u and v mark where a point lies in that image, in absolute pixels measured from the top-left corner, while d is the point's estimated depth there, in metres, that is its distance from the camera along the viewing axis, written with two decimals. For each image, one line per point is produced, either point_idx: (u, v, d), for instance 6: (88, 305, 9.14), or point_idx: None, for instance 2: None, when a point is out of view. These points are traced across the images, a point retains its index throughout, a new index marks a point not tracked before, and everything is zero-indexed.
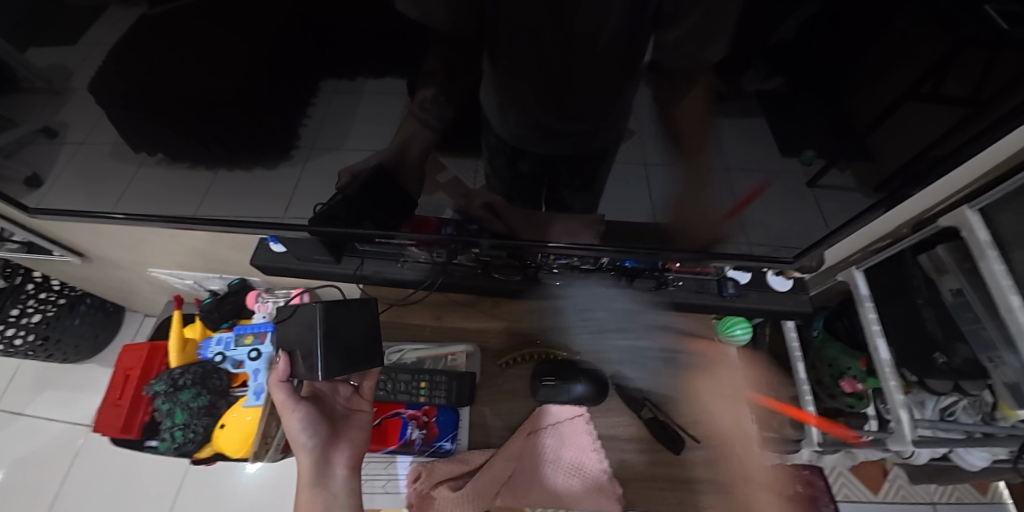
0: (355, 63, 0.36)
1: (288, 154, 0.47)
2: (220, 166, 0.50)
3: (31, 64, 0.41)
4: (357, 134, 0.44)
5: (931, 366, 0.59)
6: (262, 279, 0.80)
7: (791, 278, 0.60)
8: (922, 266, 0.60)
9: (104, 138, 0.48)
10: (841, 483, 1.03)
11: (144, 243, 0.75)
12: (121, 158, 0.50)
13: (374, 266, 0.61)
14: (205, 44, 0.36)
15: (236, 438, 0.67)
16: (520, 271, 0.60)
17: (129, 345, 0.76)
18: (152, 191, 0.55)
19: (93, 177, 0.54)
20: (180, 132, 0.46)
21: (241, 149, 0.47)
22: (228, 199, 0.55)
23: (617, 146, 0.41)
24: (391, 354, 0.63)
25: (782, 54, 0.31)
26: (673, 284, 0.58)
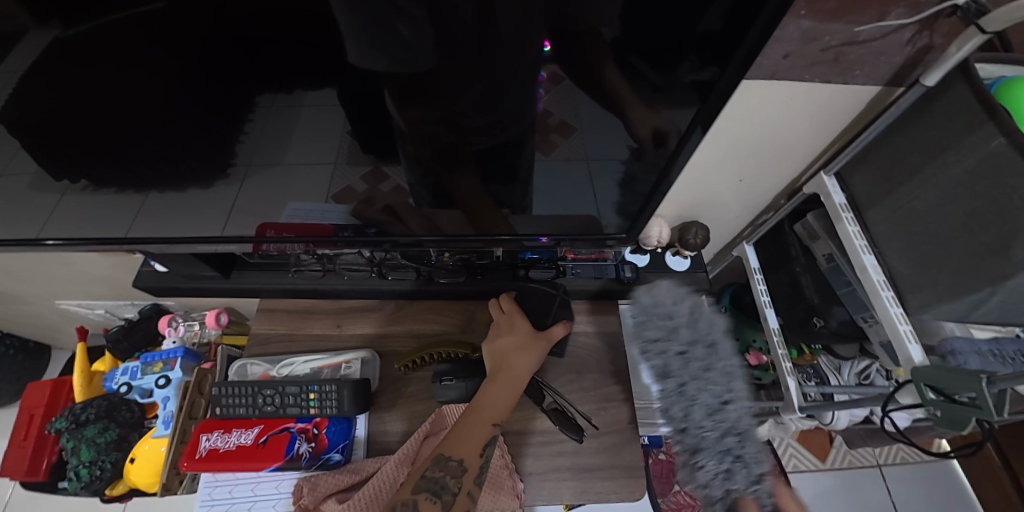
0: (289, 76, 0.35)
1: (224, 173, 0.46)
2: (150, 189, 0.48)
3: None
4: (299, 146, 0.43)
5: (813, 329, 0.65)
6: (178, 304, 0.79)
7: (688, 259, 0.65)
8: (797, 234, 0.67)
9: (21, 169, 0.45)
10: (789, 454, 1.06)
11: (53, 275, 0.71)
12: (41, 189, 0.48)
13: (269, 278, 0.61)
14: (122, 63, 0.34)
15: (145, 471, 0.65)
16: (419, 269, 0.61)
17: (34, 383, 0.74)
18: (77, 217, 0.52)
19: (13, 210, 0.51)
20: (99, 152, 0.43)
21: (171, 170, 0.45)
22: (162, 220, 0.53)
23: (536, 132, 0.41)
24: (282, 368, 0.58)
25: (714, 46, 0.32)
26: (571, 272, 0.62)
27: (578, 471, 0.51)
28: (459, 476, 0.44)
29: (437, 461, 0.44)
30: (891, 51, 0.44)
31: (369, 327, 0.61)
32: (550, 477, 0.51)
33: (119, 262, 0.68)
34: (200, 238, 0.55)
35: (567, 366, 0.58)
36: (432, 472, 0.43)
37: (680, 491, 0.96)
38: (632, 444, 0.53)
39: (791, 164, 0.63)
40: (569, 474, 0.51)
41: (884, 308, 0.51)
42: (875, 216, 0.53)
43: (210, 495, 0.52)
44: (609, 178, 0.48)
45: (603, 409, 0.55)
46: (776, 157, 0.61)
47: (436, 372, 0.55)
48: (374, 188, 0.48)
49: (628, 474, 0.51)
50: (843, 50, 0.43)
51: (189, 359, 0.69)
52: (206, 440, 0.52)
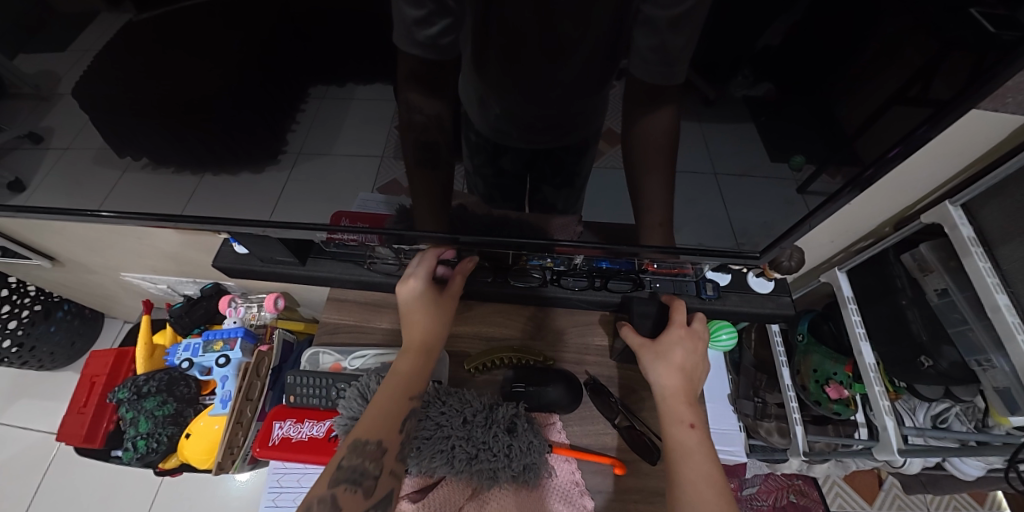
0: (341, 69, 0.36)
1: (275, 159, 0.45)
2: (206, 170, 0.49)
3: (18, 69, 0.41)
4: (346, 141, 0.42)
5: (919, 369, 0.60)
6: (236, 285, 0.80)
7: (772, 281, 0.61)
8: (906, 265, 0.62)
9: (89, 144, 0.47)
10: (835, 493, 1.02)
11: (116, 248, 0.75)
12: (105, 164, 0.50)
13: (344, 268, 0.61)
14: (195, 45, 0.35)
15: (200, 448, 0.68)
16: (496, 271, 0.60)
17: (98, 350, 0.77)
18: (136, 195, 0.54)
19: (77, 183, 0.53)
20: (161, 133, 0.45)
21: (226, 153, 0.46)
22: (215, 204, 0.54)
23: (598, 139, 0.40)
24: (353, 360, 0.60)
25: (770, 61, 0.31)
26: (650, 285, 0.60)
27: (644, 492, 0.52)
28: (378, 459, 0.45)
29: (355, 448, 0.45)
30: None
31: None
32: (616, 494, 0.52)
33: (186, 240, 0.69)
34: (282, 223, 0.54)
35: (638, 382, 0.59)
36: (349, 460, 0.44)
37: None
38: None
39: (909, 195, 0.57)
40: (634, 494, 0.52)
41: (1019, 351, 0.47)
42: (1008, 253, 0.50)
43: (278, 481, 0.56)
44: (675, 200, 0.45)
45: None
46: (895, 188, 0.55)
47: (509, 380, 0.57)
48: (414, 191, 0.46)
49: None
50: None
51: (248, 340, 0.70)
52: (280, 427, 0.56)
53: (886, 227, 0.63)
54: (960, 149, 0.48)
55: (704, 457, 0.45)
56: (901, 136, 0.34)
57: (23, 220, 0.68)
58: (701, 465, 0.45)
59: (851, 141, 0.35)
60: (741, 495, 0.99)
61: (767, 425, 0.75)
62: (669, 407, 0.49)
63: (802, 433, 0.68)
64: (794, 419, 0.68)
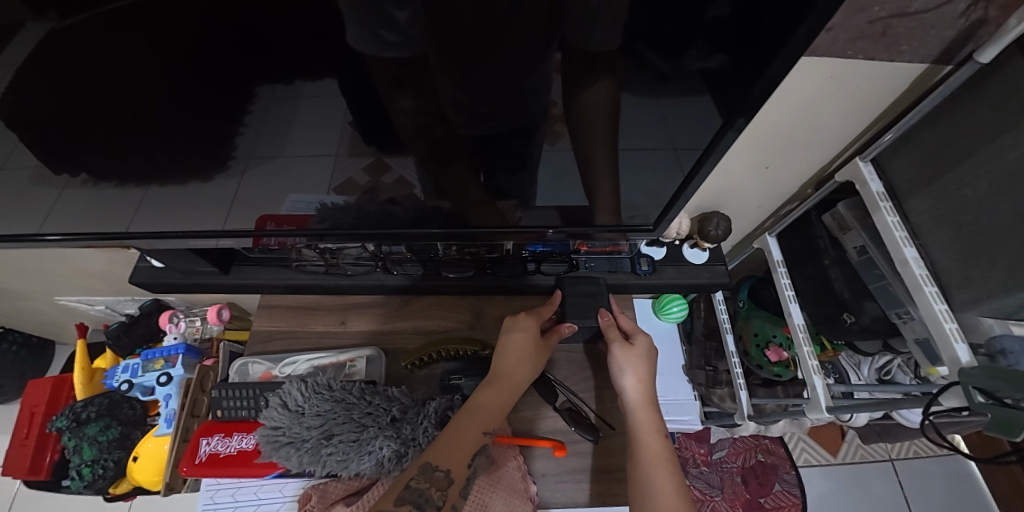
0: (291, 67, 0.34)
1: (224, 165, 0.44)
2: (150, 182, 0.47)
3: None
4: (297, 139, 0.41)
5: (842, 326, 0.62)
6: (178, 300, 0.79)
7: (705, 251, 0.63)
8: (827, 225, 0.63)
9: (19, 164, 0.44)
10: (800, 448, 1.07)
11: (49, 272, 0.71)
12: (43, 183, 0.47)
13: (268, 273, 0.61)
14: (114, 58, 0.33)
15: (150, 469, 0.66)
16: (425, 263, 0.60)
17: (36, 380, 0.74)
18: (76, 214, 0.52)
19: (15, 206, 0.50)
20: (99, 151, 0.43)
21: (168, 164, 0.44)
22: (163, 217, 0.52)
23: (549, 120, 0.39)
24: (283, 367, 0.59)
25: (722, 32, 0.30)
26: (584, 266, 0.61)
27: (588, 472, 0.54)
28: (444, 488, 0.42)
29: (424, 470, 0.42)
30: (942, 25, 0.38)
31: (370, 325, 0.63)
32: (562, 477, 0.54)
33: (112, 258, 0.67)
34: (196, 233, 0.54)
35: (578, 364, 0.61)
36: (418, 483, 0.41)
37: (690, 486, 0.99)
38: None
39: (827, 153, 0.58)
40: (581, 474, 0.54)
41: (926, 305, 0.47)
42: (915, 206, 0.51)
43: (211, 499, 0.54)
44: (618, 170, 0.46)
45: (615, 410, 0.58)
46: (813, 149, 0.57)
47: (446, 371, 0.57)
48: (374, 184, 0.47)
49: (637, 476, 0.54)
50: (891, 22, 0.38)
51: (191, 356, 0.70)
52: (206, 444, 0.53)
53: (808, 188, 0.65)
54: (864, 108, 0.50)
55: (666, 465, 0.46)
56: None
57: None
58: (665, 473, 0.45)
59: None
60: (710, 459, 1.03)
61: (720, 391, 0.76)
62: (640, 416, 0.50)
63: (747, 397, 0.68)
64: (740, 384, 0.69)
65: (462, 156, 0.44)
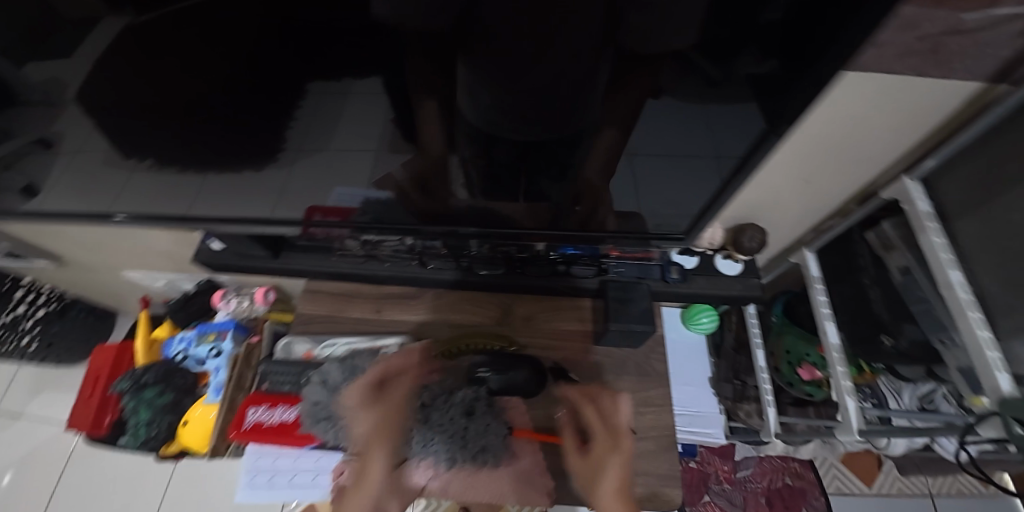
0: (337, 66, 0.35)
1: (274, 157, 0.48)
2: (209, 169, 0.51)
3: (21, 77, 0.40)
4: (344, 134, 0.43)
5: (878, 348, 0.58)
6: (228, 279, 0.84)
7: (738, 263, 0.63)
8: (869, 243, 0.61)
9: (96, 147, 0.49)
10: (832, 475, 1.01)
11: (116, 247, 0.78)
12: (113, 165, 0.52)
13: (311, 261, 0.65)
14: (179, 54, 0.35)
15: (199, 434, 0.70)
16: (457, 258, 0.63)
17: (101, 348, 0.82)
18: (142, 197, 0.57)
19: (93, 183, 0.55)
20: (166, 138, 0.46)
21: (229, 154, 0.48)
22: (218, 202, 0.57)
23: (594, 129, 0.40)
24: (323, 349, 0.61)
25: (779, 36, 0.29)
26: (614, 270, 0.61)
27: None
28: None
29: None
30: (998, 44, 0.36)
31: (404, 314, 0.63)
32: (583, 475, 0.52)
33: (176, 238, 0.72)
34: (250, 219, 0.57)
35: (607, 366, 0.59)
36: None
37: (710, 502, 0.97)
38: (671, 452, 0.53)
39: (869, 170, 0.55)
40: None
41: (970, 331, 0.44)
42: (964, 228, 0.48)
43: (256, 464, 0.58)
44: (665, 173, 0.46)
45: (644, 413, 0.56)
46: (856, 164, 0.54)
47: (474, 364, 0.55)
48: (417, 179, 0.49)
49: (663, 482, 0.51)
50: (943, 40, 0.35)
51: (238, 332, 0.78)
52: (253, 412, 0.57)
53: (853, 202, 0.62)
54: (912, 124, 0.47)
55: None
56: None
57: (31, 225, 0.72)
58: None
59: None
60: (734, 478, 1.00)
61: (748, 407, 0.74)
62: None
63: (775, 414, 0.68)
64: (768, 401, 0.69)
65: (506, 161, 0.45)
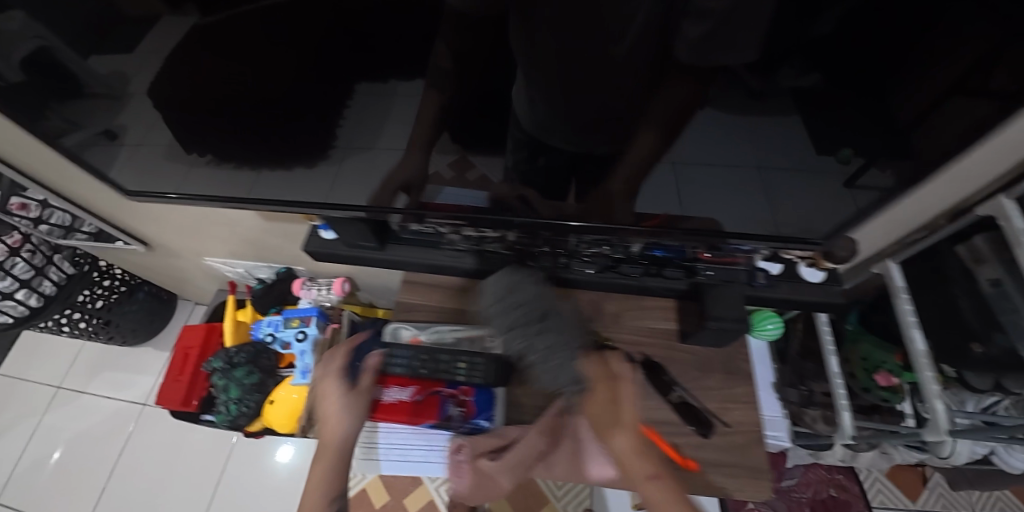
0: (388, 64, 0.38)
1: (325, 154, 0.49)
2: (264, 165, 0.53)
3: (94, 71, 0.46)
4: (390, 133, 0.45)
5: (968, 357, 0.56)
6: (305, 269, 0.88)
7: (824, 271, 0.59)
8: (959, 256, 0.57)
9: (159, 140, 0.54)
10: (875, 488, 1.00)
11: (201, 232, 0.82)
12: (173, 158, 0.56)
13: (413, 253, 0.64)
14: (246, 50, 0.39)
15: (283, 414, 0.74)
16: (557, 255, 0.60)
17: (189, 325, 0.85)
18: (201, 191, 0.60)
19: (158, 172, 0.59)
20: (227, 136, 0.50)
21: (285, 151, 0.50)
22: (267, 199, 0.58)
23: (637, 141, 0.40)
24: (431, 334, 0.62)
25: (821, 50, 0.30)
26: (703, 273, 0.59)
27: (701, 463, 0.53)
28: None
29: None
30: None
31: None
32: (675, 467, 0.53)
33: (276, 228, 0.76)
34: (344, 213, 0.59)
35: (692, 364, 0.59)
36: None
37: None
38: (758, 446, 0.54)
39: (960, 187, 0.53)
40: (692, 466, 0.53)
41: None
42: None
43: (368, 439, 0.58)
44: (762, 195, 0.46)
45: (734, 408, 0.57)
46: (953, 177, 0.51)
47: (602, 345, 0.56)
48: (456, 180, 0.49)
49: (750, 475, 0.53)
50: None
51: (321, 319, 0.77)
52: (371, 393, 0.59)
53: (942, 218, 0.59)
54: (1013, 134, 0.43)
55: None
56: (955, 126, 0.34)
57: (125, 200, 0.74)
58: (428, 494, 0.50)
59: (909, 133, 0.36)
60: (779, 486, 0.96)
61: (813, 412, 0.71)
62: (629, 466, 0.44)
63: (851, 419, 0.66)
64: (843, 405, 0.67)
65: (547, 166, 0.46)
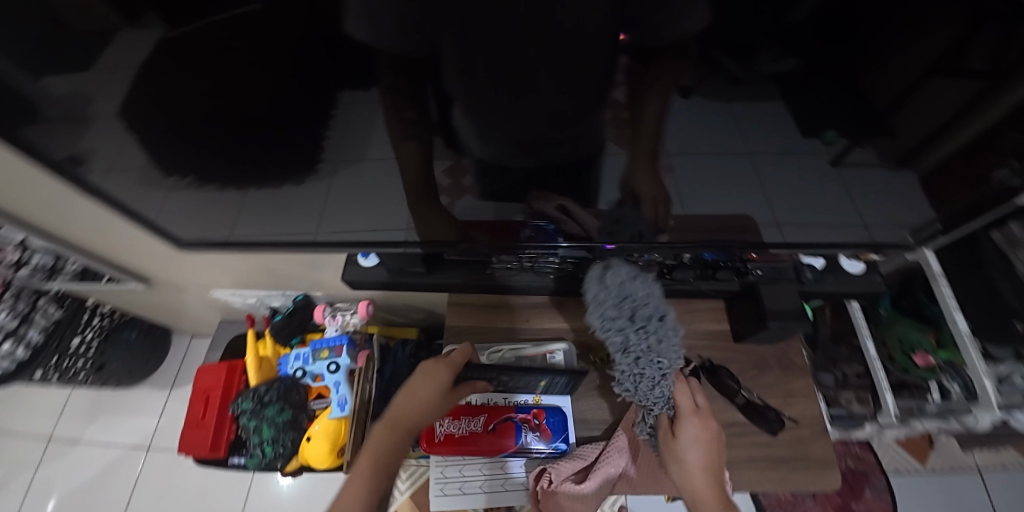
0: (366, 71, 0.34)
1: (314, 169, 0.46)
2: (250, 184, 0.50)
3: (48, 94, 0.37)
4: (378, 144, 0.42)
5: (1016, 334, 0.63)
6: (324, 294, 0.85)
7: (861, 261, 0.63)
8: (1001, 242, 0.63)
9: (130, 165, 0.47)
10: (888, 453, 1.06)
11: (204, 264, 0.78)
12: (148, 183, 0.50)
13: (468, 276, 0.64)
14: (210, 65, 0.33)
15: (321, 449, 0.73)
16: (608, 269, 0.61)
17: (206, 367, 0.83)
18: (184, 212, 0.56)
19: (132, 206, 0.54)
20: (211, 154, 0.45)
21: (268, 165, 0.46)
22: (259, 214, 0.55)
23: (630, 135, 0.40)
24: (491, 355, 0.62)
25: (794, 35, 0.30)
26: (754, 273, 0.61)
27: (767, 460, 0.55)
28: None
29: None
30: None
31: (555, 323, 0.64)
32: (746, 465, 0.55)
33: (308, 262, 0.74)
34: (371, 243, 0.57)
35: (748, 363, 0.61)
36: None
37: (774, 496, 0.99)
38: (825, 438, 0.56)
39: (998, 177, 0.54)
40: (759, 463, 0.55)
41: None
42: None
43: (441, 473, 0.59)
44: (799, 187, 0.47)
45: (795, 402, 0.58)
46: None
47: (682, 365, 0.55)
48: (452, 186, 0.48)
49: (819, 465, 0.55)
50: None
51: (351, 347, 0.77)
52: (440, 425, 0.57)
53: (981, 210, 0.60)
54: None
55: None
56: (930, 104, 0.36)
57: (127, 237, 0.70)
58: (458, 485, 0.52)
59: (886, 115, 0.37)
60: None
61: (848, 394, 0.73)
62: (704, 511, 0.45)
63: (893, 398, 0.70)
64: (885, 387, 0.70)
65: (534, 164, 0.44)
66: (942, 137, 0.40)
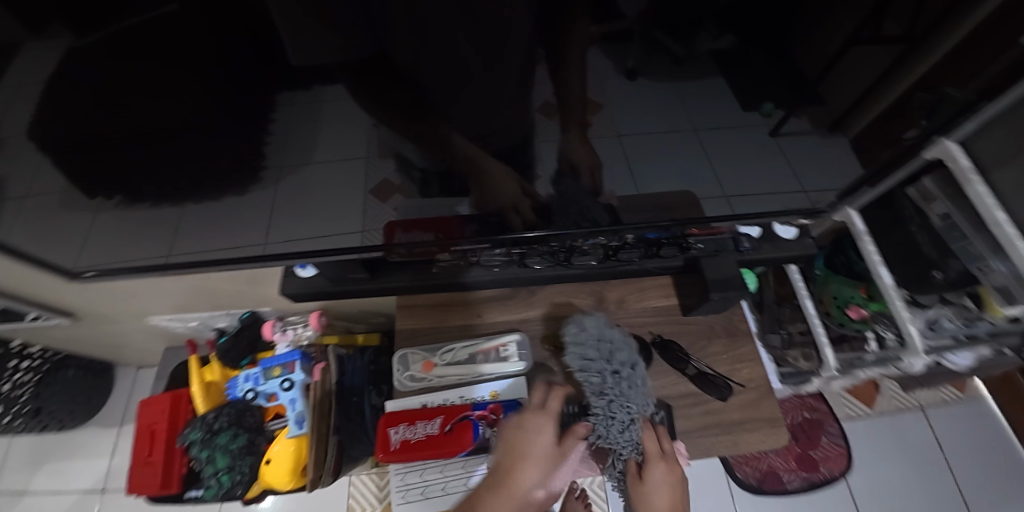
0: (304, 70, 0.32)
1: (257, 177, 0.43)
2: (186, 200, 0.46)
3: None
4: (327, 146, 0.40)
5: (930, 283, 0.67)
6: (272, 310, 0.82)
7: (793, 226, 0.66)
8: (911, 198, 0.68)
9: (49, 189, 0.43)
10: (840, 404, 1.14)
11: (139, 292, 0.72)
12: (74, 207, 0.46)
13: (413, 279, 0.63)
14: (132, 76, 0.31)
15: (281, 471, 0.71)
16: (553, 255, 0.62)
17: (149, 400, 0.77)
18: (113, 236, 0.52)
19: (50, 232, 0.49)
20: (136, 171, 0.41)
21: (207, 180, 0.43)
22: (198, 232, 0.52)
23: (587, 120, 0.40)
24: (444, 355, 0.61)
25: (730, 13, 0.32)
26: (695, 247, 0.63)
27: (723, 424, 0.58)
28: None
29: None
30: None
31: (506, 315, 0.64)
32: (698, 433, 0.58)
33: (248, 279, 0.71)
34: (331, 251, 0.56)
35: (695, 334, 0.64)
36: None
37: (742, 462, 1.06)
38: (769, 398, 0.60)
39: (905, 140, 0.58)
40: (715, 429, 0.58)
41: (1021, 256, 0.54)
42: (1004, 178, 0.56)
43: (402, 480, 0.57)
44: (737, 166, 0.49)
45: (742, 368, 0.62)
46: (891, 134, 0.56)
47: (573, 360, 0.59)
48: (403, 184, 0.46)
49: (769, 424, 0.58)
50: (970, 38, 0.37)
51: (306, 361, 0.74)
52: (395, 432, 0.55)
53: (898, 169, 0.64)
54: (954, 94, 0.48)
55: None
56: (853, 70, 0.39)
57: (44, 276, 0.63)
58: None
59: (815, 85, 0.40)
60: None
61: (794, 352, 0.80)
62: None
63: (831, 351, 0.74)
64: (823, 342, 0.74)
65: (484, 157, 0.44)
66: (865, 101, 0.43)
